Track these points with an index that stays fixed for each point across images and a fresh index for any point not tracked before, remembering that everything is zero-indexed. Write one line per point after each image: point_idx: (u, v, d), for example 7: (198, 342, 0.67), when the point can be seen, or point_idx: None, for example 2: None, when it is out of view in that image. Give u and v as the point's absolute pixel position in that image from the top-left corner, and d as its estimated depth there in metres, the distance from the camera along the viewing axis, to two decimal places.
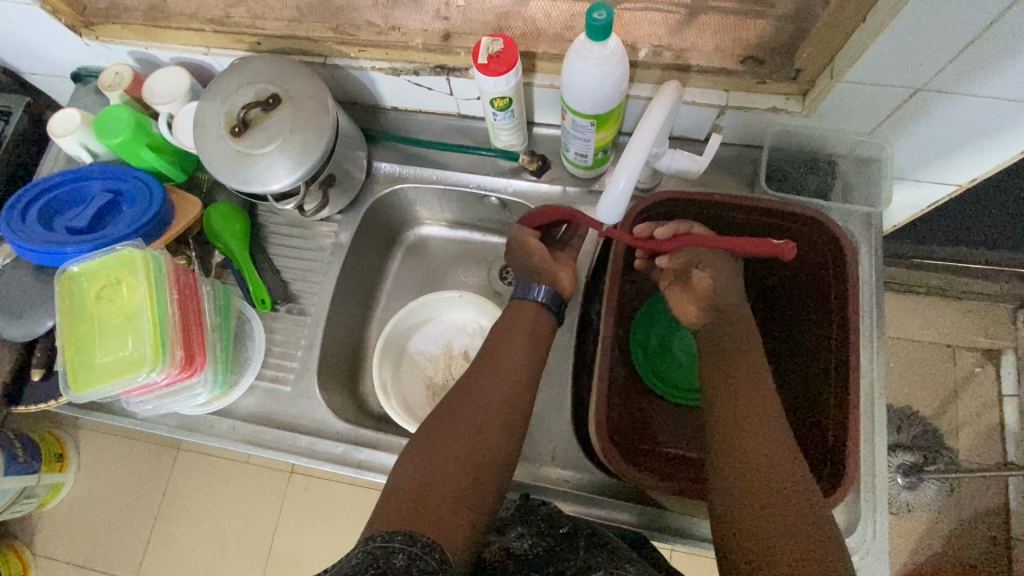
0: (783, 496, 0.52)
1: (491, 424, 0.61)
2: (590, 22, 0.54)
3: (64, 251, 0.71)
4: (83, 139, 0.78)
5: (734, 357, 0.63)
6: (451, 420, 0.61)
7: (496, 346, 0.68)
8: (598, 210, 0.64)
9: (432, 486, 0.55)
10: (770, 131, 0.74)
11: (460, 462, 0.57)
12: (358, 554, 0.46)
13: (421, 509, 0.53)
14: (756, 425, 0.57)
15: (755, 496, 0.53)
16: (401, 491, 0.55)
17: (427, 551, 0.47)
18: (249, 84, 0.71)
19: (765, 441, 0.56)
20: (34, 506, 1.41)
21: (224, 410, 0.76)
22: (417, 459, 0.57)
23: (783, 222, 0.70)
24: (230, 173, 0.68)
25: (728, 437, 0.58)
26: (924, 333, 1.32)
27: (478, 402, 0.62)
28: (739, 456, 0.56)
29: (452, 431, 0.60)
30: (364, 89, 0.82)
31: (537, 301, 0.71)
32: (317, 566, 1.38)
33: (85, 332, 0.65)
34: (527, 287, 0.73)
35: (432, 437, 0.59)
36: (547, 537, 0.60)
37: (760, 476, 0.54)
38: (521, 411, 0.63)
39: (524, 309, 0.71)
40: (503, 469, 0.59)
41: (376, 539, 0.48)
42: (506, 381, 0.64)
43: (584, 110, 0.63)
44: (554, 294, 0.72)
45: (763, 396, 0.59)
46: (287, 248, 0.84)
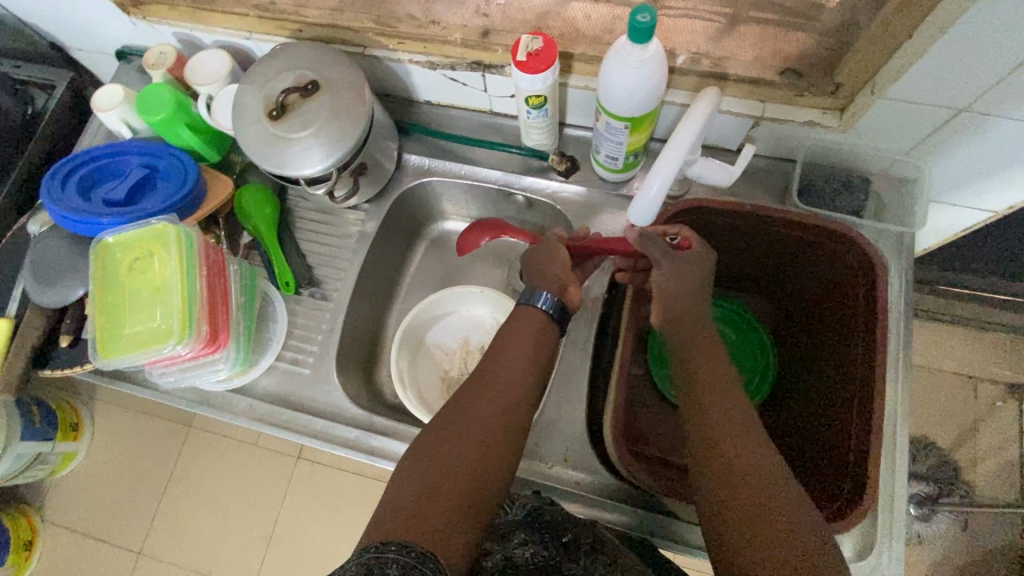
0: (762, 495, 0.49)
1: (488, 429, 0.58)
2: (633, 24, 0.54)
3: (99, 223, 0.72)
4: (124, 114, 0.80)
5: (691, 356, 0.60)
6: (446, 425, 0.59)
7: (494, 351, 0.66)
8: (629, 213, 0.64)
9: (427, 495, 0.52)
10: (804, 145, 0.73)
11: (457, 469, 0.55)
12: (353, 566, 0.45)
13: (416, 519, 0.50)
14: (730, 428, 0.54)
15: (735, 499, 0.49)
16: (394, 501, 0.53)
17: (421, 560, 0.46)
18: (289, 69, 0.73)
19: (738, 438, 0.53)
20: (47, 473, 1.44)
21: (243, 388, 0.77)
22: (412, 468, 0.55)
23: (815, 239, 0.69)
24: (266, 156, 0.69)
25: (700, 445, 0.54)
26: (946, 363, 1.29)
27: (475, 406, 0.60)
28: (717, 464, 0.52)
29: (448, 436, 0.57)
30: (399, 82, 0.83)
31: (541, 309, 0.69)
32: (318, 554, 1.40)
33: (116, 302, 0.66)
34: (531, 295, 0.70)
35: (426, 444, 0.57)
36: (549, 547, 0.60)
37: (743, 477, 0.50)
38: (518, 415, 0.61)
39: (526, 317, 0.69)
40: (502, 478, 0.57)
41: (370, 551, 0.46)
42: (508, 383, 0.63)
43: (619, 113, 0.63)
44: (558, 303, 0.69)
45: (732, 396, 0.56)
46: (313, 233, 0.85)
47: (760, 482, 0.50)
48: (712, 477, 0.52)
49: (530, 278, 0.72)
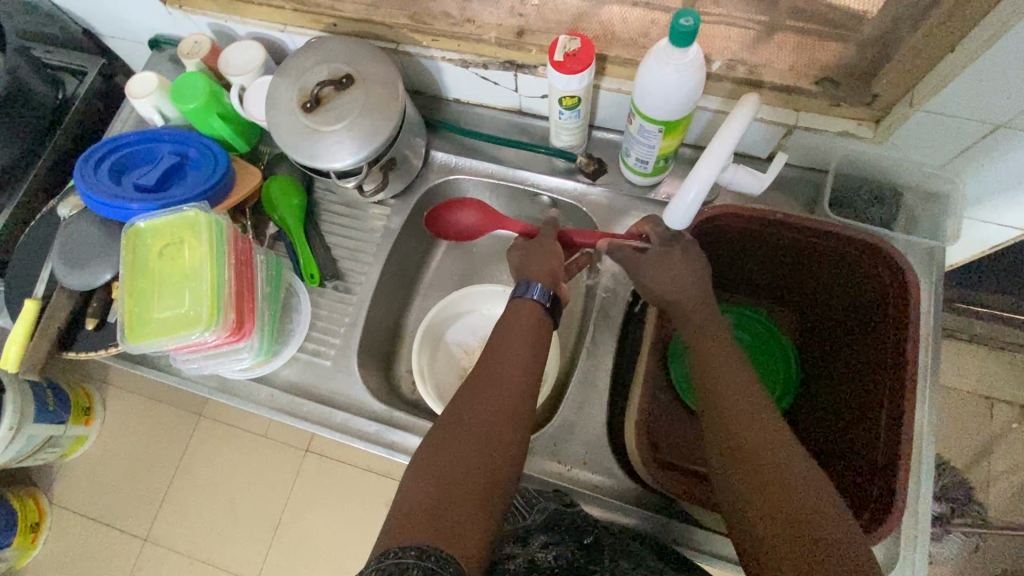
0: (792, 493, 0.49)
1: (501, 427, 0.58)
2: (676, 27, 0.54)
3: (129, 208, 0.73)
4: (157, 102, 0.81)
5: (709, 357, 0.61)
6: (460, 421, 0.58)
7: (495, 346, 0.65)
8: (666, 216, 0.67)
9: (445, 495, 0.52)
10: (836, 155, 0.73)
11: (473, 467, 0.54)
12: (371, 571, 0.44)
13: (437, 520, 0.49)
14: (756, 437, 0.53)
15: (762, 496, 0.50)
16: (411, 502, 0.51)
17: (439, 565, 0.45)
18: (324, 62, 0.73)
19: (760, 438, 0.53)
20: (58, 456, 1.45)
21: (264, 377, 0.77)
22: (426, 469, 0.54)
23: (847, 250, 0.68)
24: (299, 147, 0.70)
25: (728, 455, 0.54)
26: (963, 382, 1.28)
27: (484, 403, 0.59)
28: (746, 475, 0.52)
29: (460, 435, 0.57)
30: (430, 79, 0.83)
31: (536, 300, 0.69)
32: (325, 547, 1.40)
33: (145, 287, 0.66)
34: (524, 286, 0.70)
35: (436, 443, 0.56)
36: (571, 546, 0.60)
37: (778, 486, 0.50)
38: (523, 411, 0.61)
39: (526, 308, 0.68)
40: (511, 475, 0.56)
41: (388, 556, 0.45)
42: (517, 379, 0.62)
43: (653, 117, 0.63)
44: (552, 294, 0.69)
45: (753, 395, 0.57)
46: (338, 226, 0.85)
47: (786, 482, 0.50)
48: (743, 487, 0.51)
49: (522, 271, 0.73)
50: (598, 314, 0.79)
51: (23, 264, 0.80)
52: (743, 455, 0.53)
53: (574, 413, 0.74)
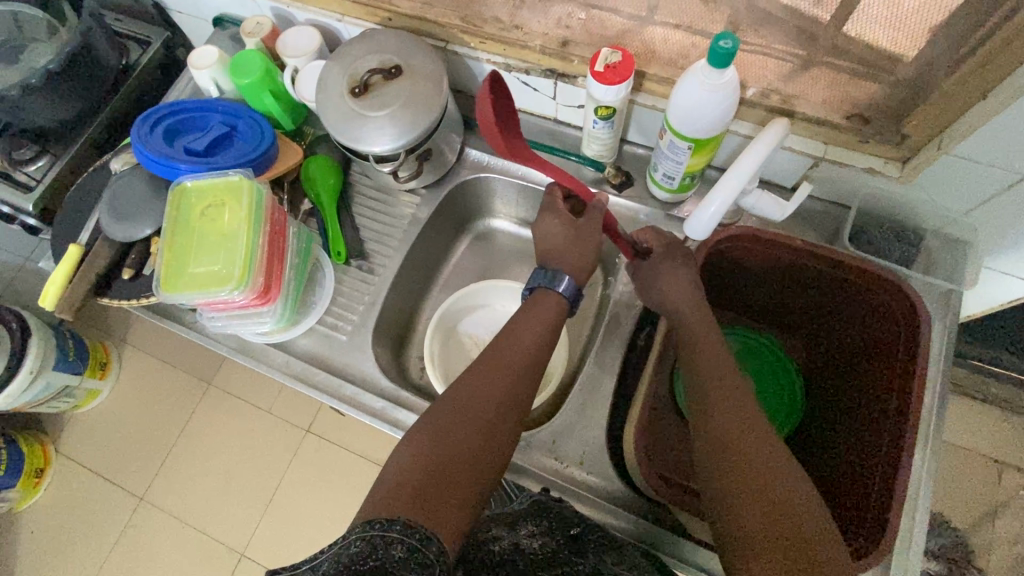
0: (780, 501, 0.51)
1: (494, 415, 0.59)
2: (715, 48, 0.56)
3: (177, 167, 0.76)
4: (215, 74, 0.85)
5: (700, 363, 0.63)
6: (455, 404, 0.60)
7: (507, 340, 0.67)
8: (685, 226, 0.68)
9: (435, 473, 0.53)
10: (861, 193, 0.74)
11: (466, 455, 0.55)
12: (357, 542, 0.45)
13: (427, 505, 0.50)
14: (747, 441, 0.55)
15: (745, 497, 0.52)
16: (401, 479, 0.53)
17: (424, 544, 0.46)
18: (376, 52, 0.77)
19: (750, 443, 0.55)
20: (70, 406, 1.50)
21: (281, 344, 0.80)
22: (419, 451, 0.55)
23: (863, 285, 0.69)
24: (343, 128, 0.73)
25: (717, 456, 0.56)
26: (971, 441, 1.26)
27: (482, 393, 0.60)
28: (734, 477, 0.54)
29: (456, 416, 0.58)
30: (473, 80, 0.87)
31: (559, 293, 0.70)
32: (313, 529, 1.43)
33: (183, 242, 0.69)
34: (552, 277, 0.70)
35: (429, 429, 0.58)
36: (556, 536, 0.63)
37: (766, 493, 0.52)
38: (520, 401, 0.61)
39: (543, 302, 0.70)
40: (498, 466, 0.58)
41: (374, 526, 0.46)
42: (519, 370, 0.63)
43: (685, 133, 0.65)
44: (576, 288, 0.70)
45: (743, 403, 0.59)
46: (368, 209, 0.89)
47: (771, 489, 0.52)
48: (733, 488, 0.53)
49: None
50: (610, 322, 0.80)
51: (71, 211, 0.85)
52: (733, 458, 0.54)
53: (576, 415, 0.75)
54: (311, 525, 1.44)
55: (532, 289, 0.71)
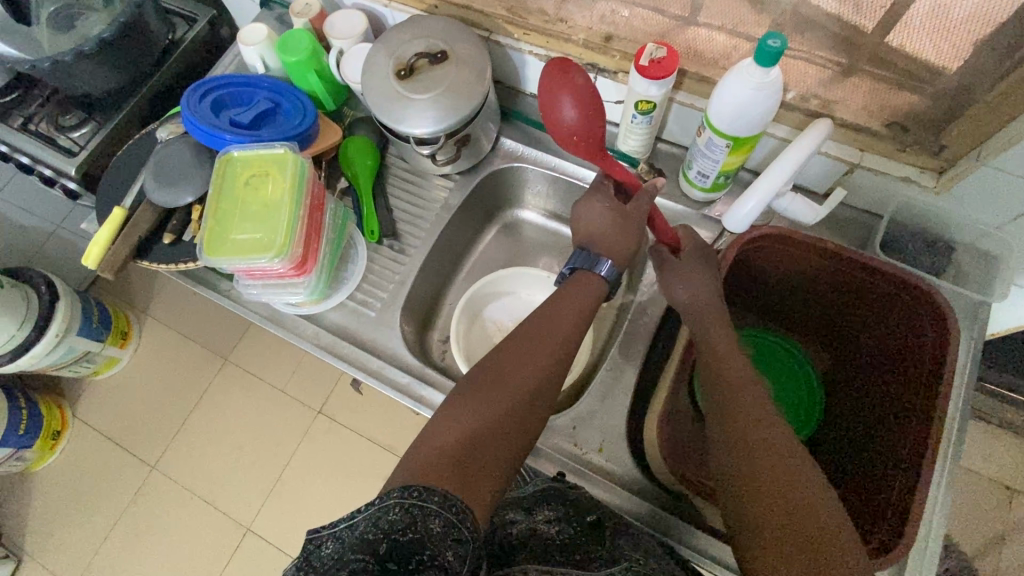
0: (794, 497, 0.52)
1: (521, 395, 0.60)
2: (762, 46, 0.57)
3: (223, 137, 0.78)
4: (262, 52, 0.88)
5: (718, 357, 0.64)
6: (486, 383, 0.61)
7: (536, 322, 0.67)
8: (725, 219, 0.73)
9: (466, 447, 0.54)
10: (894, 202, 0.75)
11: (492, 433, 0.57)
12: (395, 509, 0.46)
13: (460, 476, 0.51)
14: (757, 436, 0.57)
15: (760, 492, 0.53)
16: (434, 450, 0.54)
17: (459, 519, 0.47)
18: (422, 37, 0.79)
19: (764, 439, 0.56)
20: (90, 372, 1.52)
21: (312, 316, 0.82)
22: (448, 425, 0.56)
23: (893, 291, 0.69)
24: (388, 109, 0.75)
25: (729, 448, 0.57)
26: (983, 465, 1.25)
27: (507, 375, 0.62)
28: (745, 471, 0.55)
29: (486, 395, 0.60)
30: (512, 71, 0.88)
31: (601, 275, 0.73)
32: (319, 509, 1.45)
33: (227, 209, 0.71)
34: (594, 259, 0.74)
35: (454, 409, 0.59)
36: (573, 525, 0.63)
37: (779, 485, 0.53)
38: (548, 386, 0.63)
39: (582, 279, 0.72)
40: (522, 447, 0.59)
41: (413, 494, 0.47)
42: (546, 355, 0.64)
43: (724, 131, 0.66)
44: (616, 273, 0.74)
45: (758, 400, 0.60)
46: (403, 191, 0.90)
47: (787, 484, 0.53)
48: (745, 482, 0.55)
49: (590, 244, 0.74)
50: (634, 314, 0.81)
51: (115, 175, 0.87)
52: (742, 452, 0.56)
53: (596, 404, 0.77)
54: (317, 505, 1.45)
55: (574, 269, 0.74)
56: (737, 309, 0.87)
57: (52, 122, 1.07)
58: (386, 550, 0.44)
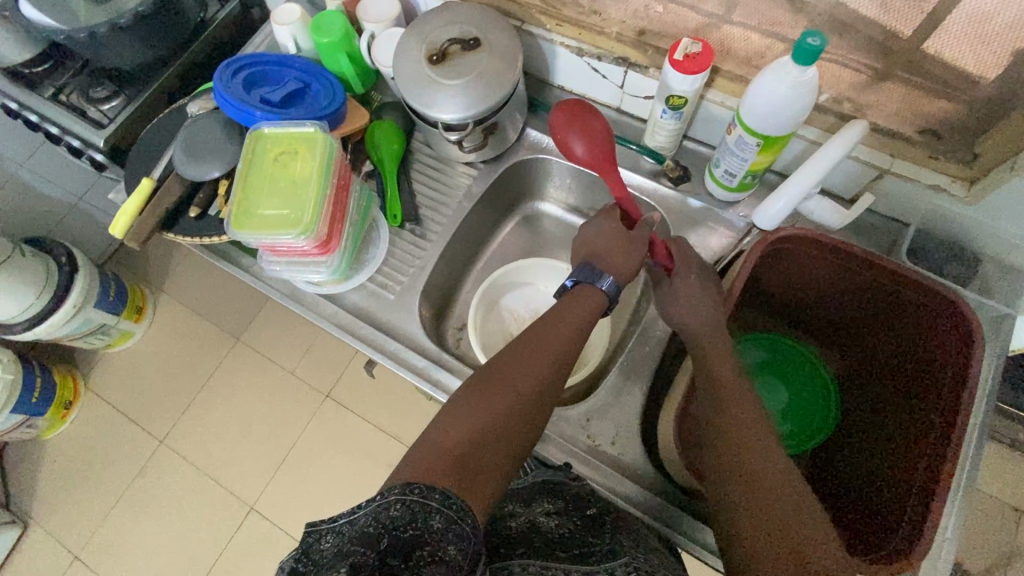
0: (772, 496, 0.54)
1: (526, 395, 0.61)
2: (802, 45, 0.56)
3: (253, 115, 0.79)
4: (295, 32, 0.88)
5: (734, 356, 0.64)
6: (496, 378, 0.62)
7: (546, 322, 0.68)
8: (754, 216, 0.74)
9: (473, 445, 0.55)
10: (922, 210, 0.74)
11: (496, 431, 0.57)
12: (396, 506, 0.46)
13: (463, 473, 0.52)
14: (742, 437, 0.58)
15: (741, 492, 0.55)
16: (440, 445, 0.54)
17: (461, 515, 0.47)
18: (455, 23, 0.79)
19: (746, 441, 0.58)
20: (104, 345, 1.54)
21: (332, 296, 0.82)
22: (456, 423, 0.57)
23: (917, 300, 0.68)
24: (419, 93, 0.76)
25: (724, 448, 0.58)
26: (994, 486, 1.24)
27: (516, 374, 0.62)
28: (741, 495, 0.55)
29: (494, 392, 0.60)
30: (542, 62, 0.88)
31: (602, 290, 0.70)
32: (322, 493, 1.46)
33: (255, 184, 0.72)
34: (594, 275, 0.71)
35: (455, 409, 0.59)
36: (574, 520, 0.64)
37: (767, 498, 0.54)
38: (551, 385, 0.63)
39: (584, 295, 0.70)
40: (527, 443, 0.59)
41: (415, 491, 0.47)
42: (553, 357, 0.65)
43: (755, 129, 0.66)
44: (619, 288, 0.71)
45: (742, 399, 0.61)
46: (426, 177, 0.91)
47: (769, 484, 0.54)
48: (738, 487, 0.55)
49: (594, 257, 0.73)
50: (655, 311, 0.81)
51: (143, 146, 0.88)
52: (739, 477, 0.56)
53: (610, 398, 0.77)
54: (320, 489, 1.46)
55: (576, 282, 0.72)
56: (755, 311, 0.87)
57: (82, 94, 1.09)
58: (387, 546, 0.44)
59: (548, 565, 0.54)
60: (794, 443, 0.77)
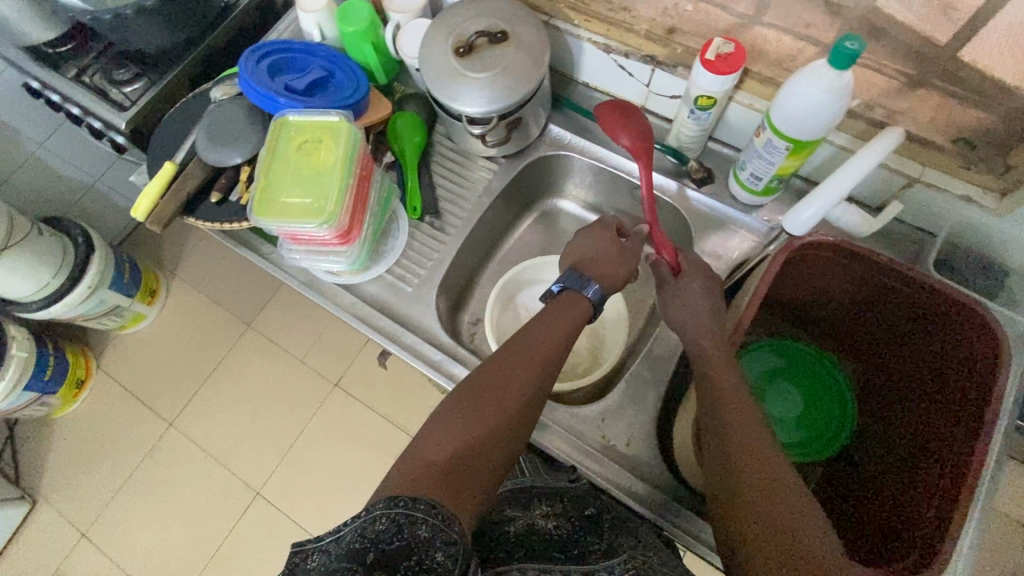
0: (774, 495, 0.52)
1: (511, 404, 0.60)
2: (839, 48, 0.55)
3: (277, 102, 0.79)
4: (321, 20, 0.88)
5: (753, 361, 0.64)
6: (479, 388, 0.61)
7: (529, 334, 0.67)
8: (783, 222, 0.73)
9: (460, 456, 0.54)
10: (950, 220, 0.73)
11: (483, 440, 0.57)
12: (381, 518, 0.45)
13: (451, 482, 0.51)
14: (744, 438, 0.57)
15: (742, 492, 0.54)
16: (425, 459, 0.54)
17: (446, 523, 0.46)
18: (483, 16, 0.78)
19: (747, 442, 0.57)
20: (117, 326, 1.55)
21: (350, 286, 0.82)
22: (439, 435, 0.56)
23: (941, 310, 0.68)
24: (445, 85, 0.75)
25: (728, 450, 0.57)
26: (1008, 503, 1.22)
27: (500, 384, 0.62)
28: (742, 507, 0.54)
29: (481, 401, 0.60)
30: (567, 59, 0.88)
31: (588, 297, 0.72)
32: (327, 481, 1.47)
33: (278, 172, 0.72)
34: (581, 282, 0.73)
35: (448, 417, 0.59)
36: (570, 522, 0.64)
37: (770, 497, 0.52)
38: (540, 393, 0.63)
39: (572, 301, 0.71)
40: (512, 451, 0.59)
41: (399, 504, 0.46)
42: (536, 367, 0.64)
43: (786, 132, 0.66)
44: (604, 295, 0.73)
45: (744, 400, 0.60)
46: (447, 170, 0.90)
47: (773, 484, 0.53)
48: (740, 487, 0.55)
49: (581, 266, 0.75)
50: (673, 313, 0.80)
51: (166, 130, 0.88)
52: (744, 478, 0.55)
53: (625, 399, 0.76)
54: (326, 477, 1.47)
55: (562, 288, 0.73)
56: (774, 317, 0.86)
57: (105, 76, 1.09)
58: (373, 560, 0.43)
59: (545, 567, 0.53)
60: (809, 455, 0.76)
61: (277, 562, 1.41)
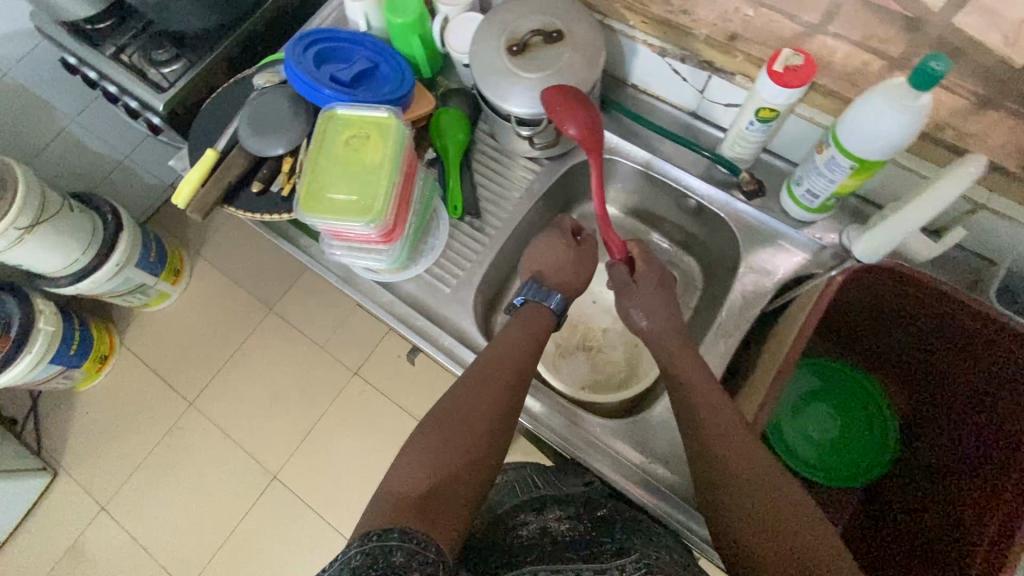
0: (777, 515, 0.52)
1: (480, 430, 0.60)
2: (923, 68, 0.53)
3: (321, 93, 0.77)
4: (368, 10, 0.86)
5: None
6: (451, 413, 0.61)
7: (495, 358, 0.67)
8: (856, 248, 0.73)
9: (436, 489, 0.54)
10: (1014, 249, 0.70)
11: (456, 471, 0.56)
12: (355, 556, 0.44)
13: (429, 516, 0.51)
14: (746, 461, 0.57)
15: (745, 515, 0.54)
16: (401, 495, 0.53)
17: (423, 546, 0.46)
18: (538, 13, 0.76)
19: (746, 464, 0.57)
20: (142, 304, 1.56)
21: (387, 283, 0.81)
22: (414, 467, 0.56)
23: (998, 340, 0.65)
24: (496, 85, 0.73)
25: (735, 473, 0.57)
26: None
27: (469, 409, 0.62)
28: (750, 527, 0.53)
29: (454, 426, 0.60)
30: (619, 60, 0.85)
31: (551, 309, 0.75)
32: (344, 469, 1.48)
33: (324, 166, 0.70)
34: (543, 293, 0.76)
35: (426, 446, 0.58)
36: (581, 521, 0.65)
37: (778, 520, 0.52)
38: (508, 418, 0.63)
39: (533, 313, 0.75)
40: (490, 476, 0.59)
41: (371, 538, 0.45)
42: (502, 392, 0.64)
43: (853, 151, 0.63)
44: (566, 304, 0.76)
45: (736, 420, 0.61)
46: (488, 169, 0.89)
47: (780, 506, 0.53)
48: (745, 509, 0.54)
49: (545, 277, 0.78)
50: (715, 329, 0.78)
51: (208, 116, 0.87)
52: (759, 502, 0.54)
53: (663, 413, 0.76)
54: (343, 464, 1.48)
55: (525, 300, 0.76)
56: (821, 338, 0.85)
57: (144, 55, 1.07)
58: None
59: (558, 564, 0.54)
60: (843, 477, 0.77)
61: (292, 545, 1.43)
